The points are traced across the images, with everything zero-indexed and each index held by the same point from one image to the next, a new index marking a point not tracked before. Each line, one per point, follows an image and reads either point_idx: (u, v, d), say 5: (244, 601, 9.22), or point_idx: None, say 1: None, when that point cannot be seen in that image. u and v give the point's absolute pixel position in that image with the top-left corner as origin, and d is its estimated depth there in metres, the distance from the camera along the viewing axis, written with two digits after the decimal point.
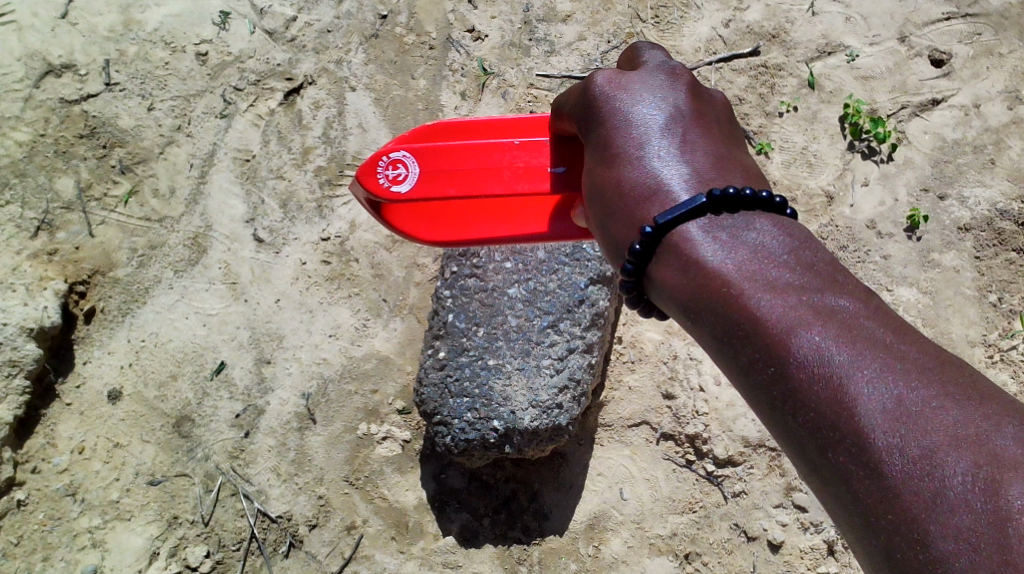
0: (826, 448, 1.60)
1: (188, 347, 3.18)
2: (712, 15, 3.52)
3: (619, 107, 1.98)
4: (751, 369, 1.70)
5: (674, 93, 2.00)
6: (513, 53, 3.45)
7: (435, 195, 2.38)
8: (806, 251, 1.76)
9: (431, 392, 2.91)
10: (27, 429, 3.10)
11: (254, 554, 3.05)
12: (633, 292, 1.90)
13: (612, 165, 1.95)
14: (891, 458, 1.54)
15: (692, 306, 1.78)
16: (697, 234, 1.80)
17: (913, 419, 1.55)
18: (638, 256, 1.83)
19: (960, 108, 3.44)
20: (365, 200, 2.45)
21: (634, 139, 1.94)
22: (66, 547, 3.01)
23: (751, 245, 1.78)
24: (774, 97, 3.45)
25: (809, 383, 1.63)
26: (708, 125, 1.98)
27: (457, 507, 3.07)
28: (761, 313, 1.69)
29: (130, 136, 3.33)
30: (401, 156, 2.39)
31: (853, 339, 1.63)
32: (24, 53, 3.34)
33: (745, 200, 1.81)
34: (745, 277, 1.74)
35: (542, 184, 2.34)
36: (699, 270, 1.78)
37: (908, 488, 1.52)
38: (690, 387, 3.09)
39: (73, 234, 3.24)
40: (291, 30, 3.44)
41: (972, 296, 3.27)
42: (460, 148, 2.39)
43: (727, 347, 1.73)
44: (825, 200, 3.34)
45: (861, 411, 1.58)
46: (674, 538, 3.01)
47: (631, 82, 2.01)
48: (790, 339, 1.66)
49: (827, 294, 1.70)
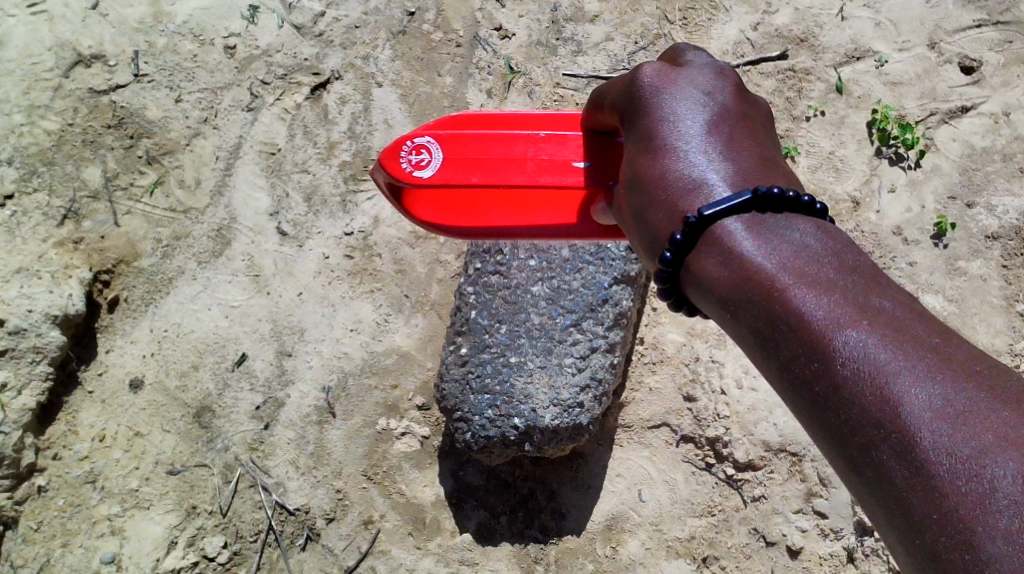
0: (869, 446, 1.59)
1: (210, 338, 3.19)
2: (740, 19, 3.50)
3: (667, 100, 1.97)
4: (792, 365, 1.69)
5: (720, 90, 1.99)
6: (540, 52, 3.45)
7: (456, 182, 2.38)
8: (849, 254, 1.76)
9: (452, 387, 2.91)
10: (49, 415, 3.12)
11: (271, 546, 3.06)
12: (667, 283, 1.89)
13: (655, 156, 1.94)
14: (937, 457, 1.53)
15: (734, 301, 1.77)
16: (740, 229, 1.79)
17: (961, 420, 1.54)
18: (679, 247, 1.83)
19: (990, 116, 3.41)
20: (387, 185, 2.46)
21: (681, 132, 1.93)
22: (85, 534, 3.01)
23: (795, 244, 1.77)
24: (801, 101, 3.43)
25: (855, 380, 1.61)
26: (751, 127, 1.98)
27: (475, 504, 3.06)
28: (806, 310, 1.68)
29: (157, 128, 3.34)
30: (425, 142, 2.42)
31: (899, 339, 1.62)
32: (54, 43, 3.35)
33: (790, 202, 1.80)
34: (790, 274, 1.73)
35: (564, 177, 2.33)
36: (742, 265, 1.77)
37: (955, 488, 1.51)
38: (711, 390, 3.08)
39: (99, 223, 3.25)
40: (319, 25, 3.45)
41: (999, 305, 3.24)
42: (486, 138, 2.41)
43: (769, 344, 1.72)
44: (850, 205, 3.32)
45: (908, 409, 1.56)
46: (693, 541, 3.00)
47: (679, 76, 1.99)
48: (835, 336, 1.64)
49: (872, 294, 1.69)
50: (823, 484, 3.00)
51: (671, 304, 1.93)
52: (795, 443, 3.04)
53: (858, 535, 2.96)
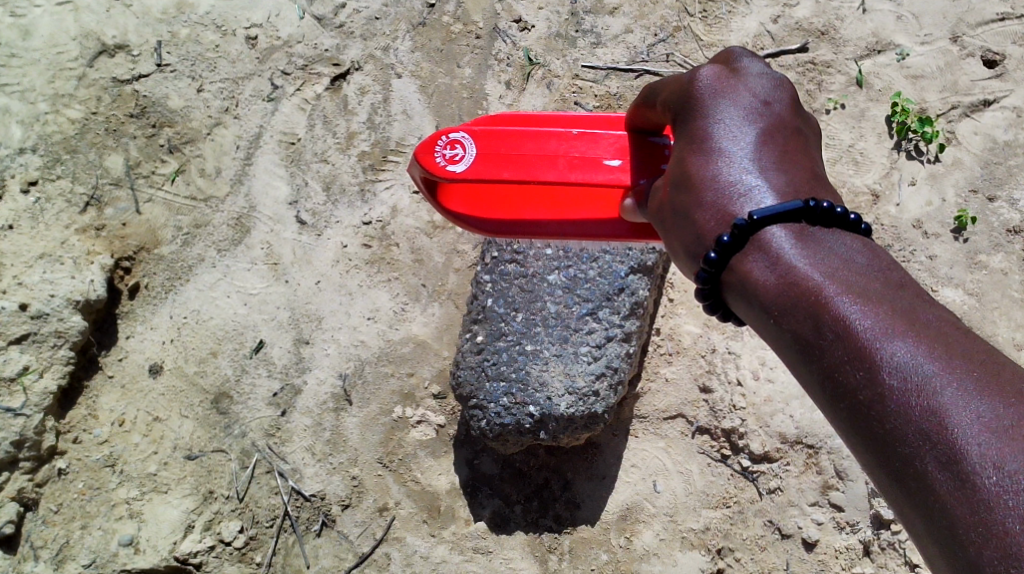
0: (914, 457, 1.58)
1: (229, 325, 3.22)
2: (760, 11, 3.49)
3: (723, 105, 1.94)
4: (836, 374, 1.68)
5: (777, 101, 1.96)
6: (559, 44, 3.45)
7: (488, 177, 2.37)
8: (893, 271, 1.75)
9: (467, 375, 2.92)
10: (70, 399, 3.16)
11: (287, 531, 3.09)
12: (708, 283, 1.87)
13: (707, 159, 1.92)
14: (984, 470, 1.52)
15: (778, 306, 1.76)
16: (788, 236, 1.79)
17: (1009, 434, 1.53)
18: (725, 248, 1.82)
19: (1012, 109, 3.38)
20: (422, 180, 2.46)
21: (734, 138, 1.91)
22: (104, 517, 3.04)
23: (841, 258, 1.76)
24: (821, 94, 3.41)
25: (900, 391, 1.61)
26: (803, 140, 1.96)
27: (489, 492, 3.07)
28: (852, 321, 1.67)
29: (179, 117, 3.37)
30: (459, 137, 2.40)
31: (947, 352, 1.61)
32: (79, 33, 3.39)
33: (838, 218, 1.80)
34: (838, 285, 1.72)
35: (595, 174, 2.30)
36: (789, 273, 1.76)
37: (1002, 502, 1.49)
38: (727, 381, 3.07)
39: (120, 210, 3.29)
40: (339, 17, 3.47)
41: (1019, 299, 3.21)
42: (520, 134, 2.39)
43: (812, 354, 1.72)
44: (870, 199, 3.30)
45: (955, 421, 1.56)
46: (707, 532, 2.99)
47: (738, 83, 1.96)
48: (880, 346, 1.64)
49: (918, 309, 1.68)
50: (839, 477, 2.99)
51: (707, 307, 1.93)
52: (811, 435, 3.02)
53: (874, 528, 2.96)
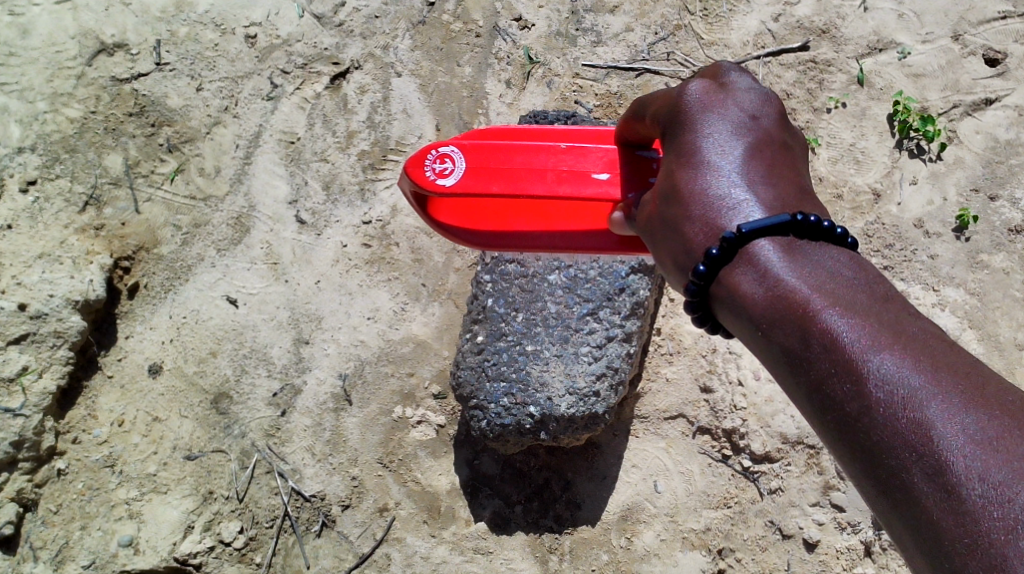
0: (900, 469, 1.57)
1: (228, 325, 3.21)
2: (761, 9, 3.47)
3: (711, 120, 1.93)
4: (823, 387, 1.67)
5: (765, 115, 1.95)
6: (560, 43, 3.44)
7: (477, 191, 2.36)
8: (880, 284, 1.74)
9: (467, 375, 2.91)
10: (69, 399, 3.15)
11: (287, 531, 3.08)
12: (697, 296, 1.85)
13: (696, 172, 1.90)
14: (970, 482, 1.51)
15: (766, 319, 1.75)
16: (776, 249, 1.78)
17: (994, 446, 1.52)
18: (713, 261, 1.80)
19: (1014, 108, 3.38)
20: (412, 194, 2.45)
21: (723, 152, 1.90)
22: (104, 517, 3.04)
23: (828, 271, 1.76)
24: (822, 92, 3.40)
25: (886, 404, 1.60)
26: (791, 155, 1.95)
27: (490, 493, 3.06)
28: (839, 335, 1.66)
29: (178, 116, 3.36)
30: (449, 151, 2.39)
31: (932, 365, 1.61)
32: (78, 32, 3.38)
33: (825, 232, 1.78)
34: (824, 298, 1.71)
35: (582, 188, 2.30)
36: (777, 285, 1.75)
37: (988, 513, 1.49)
38: (728, 381, 3.06)
39: (119, 210, 3.29)
40: (339, 15, 3.46)
41: (1021, 298, 3.21)
42: (509, 148, 2.38)
43: (800, 367, 1.71)
44: (871, 198, 3.28)
45: (940, 434, 1.55)
46: (708, 533, 2.99)
47: (727, 97, 1.95)
48: (867, 359, 1.63)
49: (904, 321, 1.68)
50: (840, 477, 2.98)
51: (696, 319, 1.91)
52: (812, 435, 3.02)
53: (875, 528, 2.96)
